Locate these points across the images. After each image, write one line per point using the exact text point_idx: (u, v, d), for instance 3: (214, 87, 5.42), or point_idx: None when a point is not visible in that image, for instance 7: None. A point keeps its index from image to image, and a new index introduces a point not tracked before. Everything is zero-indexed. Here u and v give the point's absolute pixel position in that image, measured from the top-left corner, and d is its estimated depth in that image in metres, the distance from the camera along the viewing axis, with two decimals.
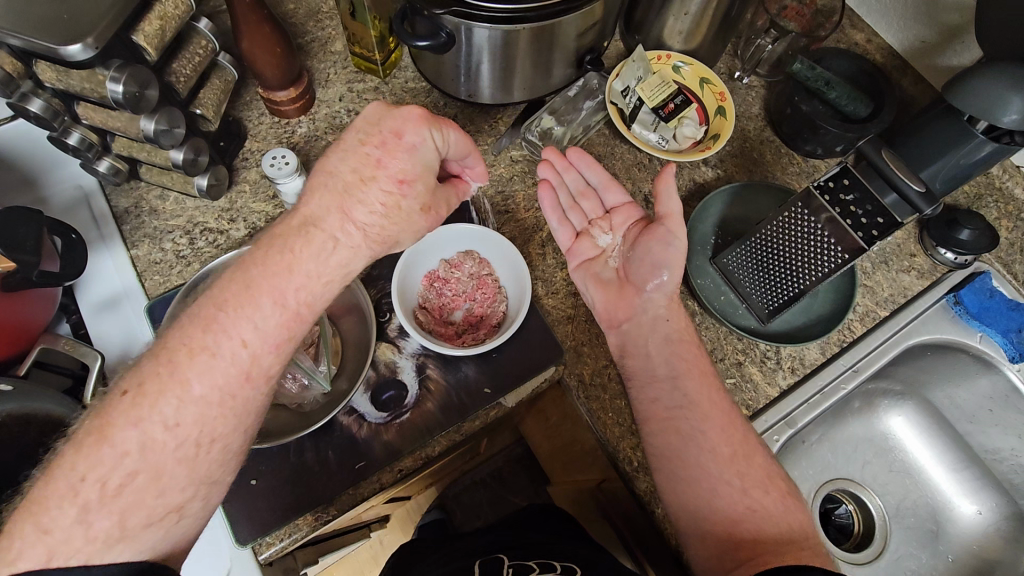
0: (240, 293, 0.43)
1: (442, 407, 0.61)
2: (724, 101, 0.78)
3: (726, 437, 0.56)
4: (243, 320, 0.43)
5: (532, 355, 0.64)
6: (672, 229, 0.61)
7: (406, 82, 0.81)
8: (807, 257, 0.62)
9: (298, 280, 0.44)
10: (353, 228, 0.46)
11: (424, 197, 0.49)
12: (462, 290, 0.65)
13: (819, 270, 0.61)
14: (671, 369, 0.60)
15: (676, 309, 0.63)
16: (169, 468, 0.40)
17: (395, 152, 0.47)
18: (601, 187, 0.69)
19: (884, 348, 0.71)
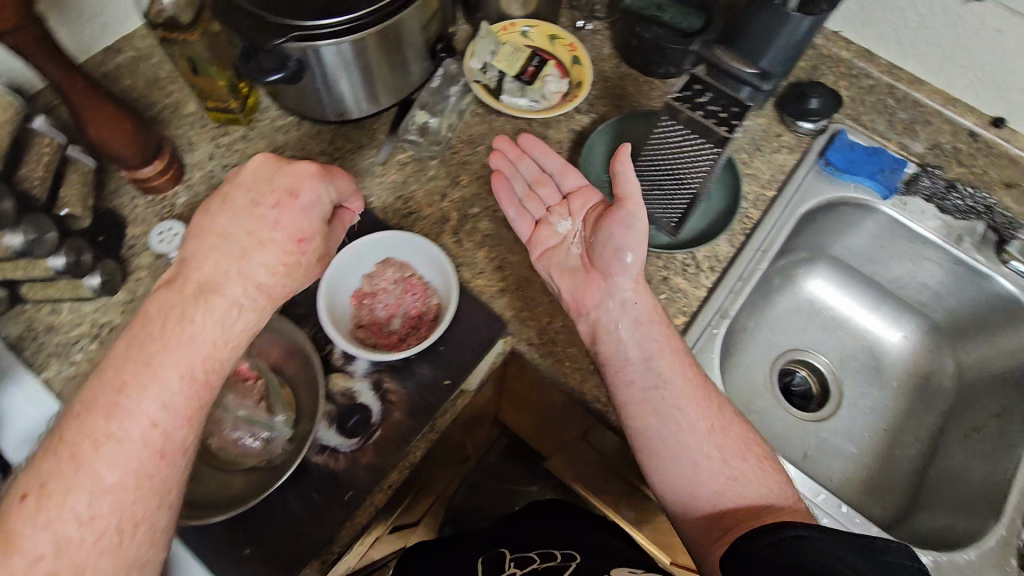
0: (139, 369, 0.41)
1: (410, 414, 0.61)
2: (575, 50, 0.83)
3: (703, 412, 0.59)
4: (147, 400, 0.40)
5: (478, 335, 0.66)
6: (632, 211, 0.62)
7: (273, 121, 0.80)
8: (686, 161, 0.67)
9: (203, 348, 0.43)
10: (254, 290, 0.46)
11: (319, 251, 0.50)
12: (390, 299, 0.65)
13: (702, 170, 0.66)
14: (644, 351, 0.62)
15: (648, 298, 0.65)
16: (90, 563, 0.38)
17: (291, 211, 0.47)
18: (557, 174, 0.71)
19: (782, 222, 0.78)
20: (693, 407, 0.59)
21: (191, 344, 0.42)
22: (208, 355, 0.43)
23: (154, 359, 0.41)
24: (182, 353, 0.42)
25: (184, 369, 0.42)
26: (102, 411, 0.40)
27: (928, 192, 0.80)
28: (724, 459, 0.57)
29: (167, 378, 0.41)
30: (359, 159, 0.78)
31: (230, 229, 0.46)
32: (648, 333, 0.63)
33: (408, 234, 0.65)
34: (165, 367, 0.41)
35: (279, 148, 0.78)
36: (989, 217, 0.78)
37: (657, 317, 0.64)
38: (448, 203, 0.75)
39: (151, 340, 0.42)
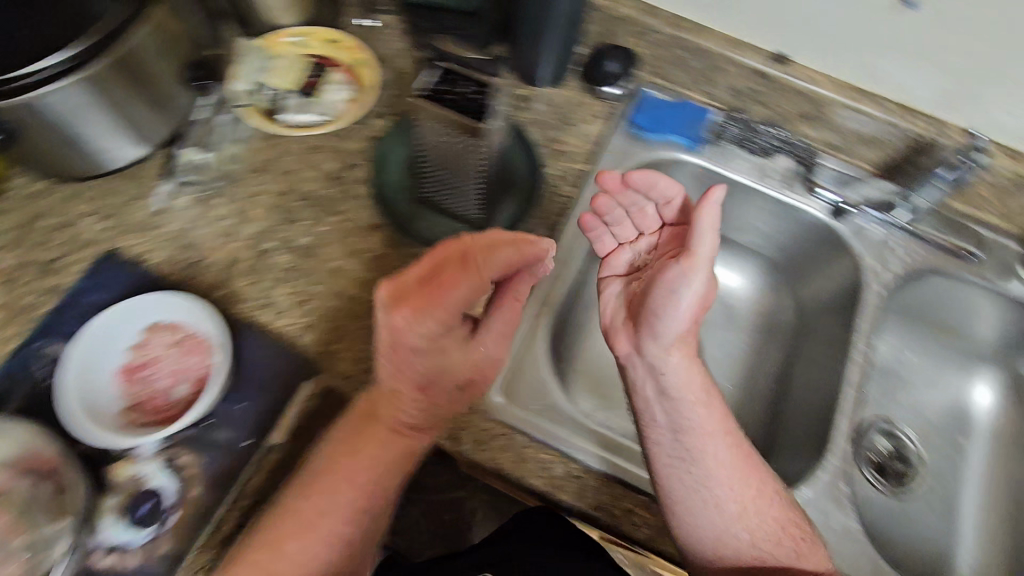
0: (294, 516, 0.54)
1: (211, 486, 0.57)
2: (357, 52, 0.77)
3: (739, 485, 0.59)
4: (291, 534, 0.54)
5: (277, 386, 0.62)
6: (688, 270, 0.59)
7: (28, 187, 0.71)
8: (458, 155, 0.63)
9: (332, 522, 0.55)
10: (404, 425, 0.57)
11: (441, 397, 0.56)
12: (166, 367, 0.59)
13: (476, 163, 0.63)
14: (673, 421, 0.61)
15: (687, 358, 0.62)
16: None
17: (446, 318, 0.50)
18: (659, 204, 0.68)
19: (598, 191, 0.76)
20: (727, 482, 0.59)
21: (338, 471, 0.56)
22: (349, 487, 0.56)
23: (317, 481, 0.56)
24: (330, 479, 0.56)
25: (341, 523, 0.56)
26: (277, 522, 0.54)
27: (733, 137, 0.80)
28: (754, 543, 0.58)
29: (330, 516, 0.55)
30: (132, 213, 0.70)
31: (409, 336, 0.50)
32: (701, 392, 0.62)
33: (172, 293, 0.60)
34: (350, 479, 0.56)
35: (39, 216, 0.69)
36: (792, 150, 0.80)
37: (697, 384, 0.62)
38: (239, 242, 0.70)
39: (334, 463, 0.56)
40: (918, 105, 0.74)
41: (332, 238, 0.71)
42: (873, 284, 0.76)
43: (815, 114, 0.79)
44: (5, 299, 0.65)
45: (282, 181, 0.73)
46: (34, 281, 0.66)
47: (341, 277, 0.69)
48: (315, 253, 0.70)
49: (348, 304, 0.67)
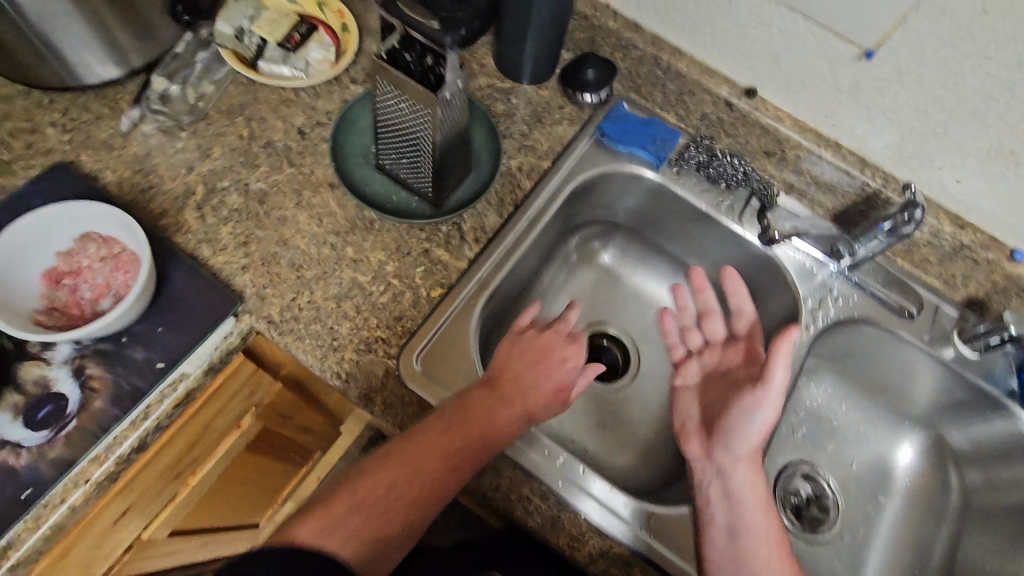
0: (420, 469, 0.56)
1: (113, 400, 0.56)
2: (345, 18, 0.79)
3: None
4: (412, 482, 0.56)
5: (197, 315, 0.61)
6: (761, 399, 0.59)
7: None
8: (415, 137, 0.65)
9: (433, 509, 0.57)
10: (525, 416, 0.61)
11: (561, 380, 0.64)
12: (97, 280, 0.59)
13: (427, 148, 0.65)
14: (732, 522, 0.58)
15: (753, 470, 0.60)
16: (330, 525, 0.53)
17: (549, 370, 0.64)
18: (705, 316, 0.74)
19: (555, 192, 0.78)
20: None
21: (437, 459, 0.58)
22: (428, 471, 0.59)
23: (402, 451, 0.57)
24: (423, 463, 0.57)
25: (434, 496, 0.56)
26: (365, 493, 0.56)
27: (696, 162, 0.82)
28: None
29: (411, 503, 0.56)
30: (96, 131, 0.72)
31: (523, 372, 0.63)
32: (759, 482, 0.60)
33: (109, 209, 0.58)
34: (421, 464, 0.56)
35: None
36: (750, 184, 0.81)
37: (760, 497, 0.59)
38: (194, 176, 0.71)
39: (418, 442, 0.57)
40: (874, 157, 0.76)
41: (286, 190, 0.72)
42: (807, 323, 0.78)
43: (778, 152, 0.81)
44: None
45: (249, 127, 0.75)
46: None
47: (287, 227, 0.69)
48: (266, 200, 0.71)
49: (288, 253, 0.68)
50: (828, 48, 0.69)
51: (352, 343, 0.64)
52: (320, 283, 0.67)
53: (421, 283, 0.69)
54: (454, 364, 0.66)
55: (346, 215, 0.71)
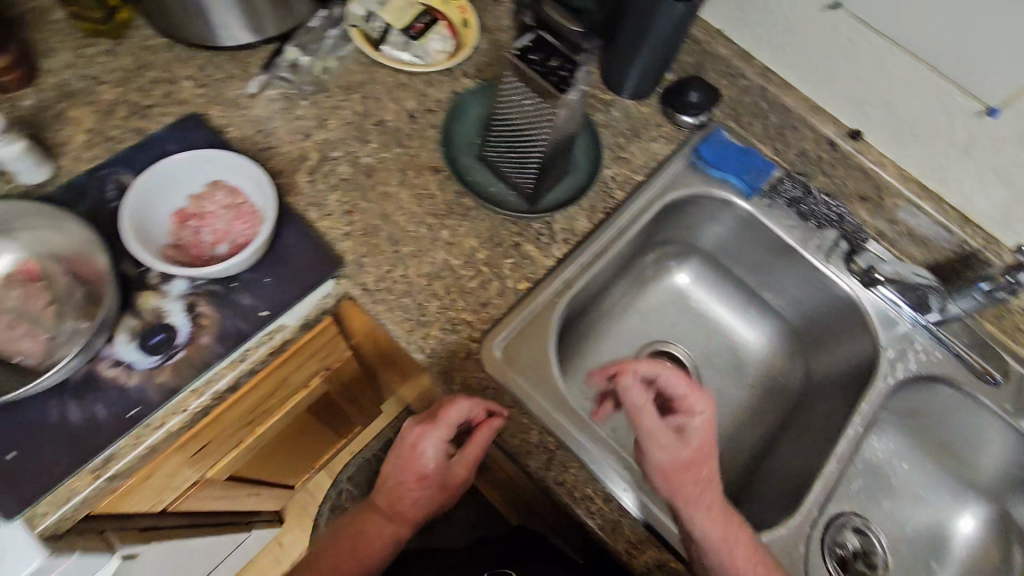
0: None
1: (218, 340, 0.60)
2: (466, 13, 0.83)
3: None
4: None
5: (301, 273, 0.64)
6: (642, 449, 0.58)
7: (145, 40, 0.77)
8: (529, 133, 0.67)
9: None
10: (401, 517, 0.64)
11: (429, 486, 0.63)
12: (218, 226, 0.62)
13: (538, 145, 0.66)
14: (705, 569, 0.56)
15: (701, 508, 0.56)
16: None
17: (418, 467, 0.62)
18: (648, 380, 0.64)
19: (647, 205, 0.79)
20: None
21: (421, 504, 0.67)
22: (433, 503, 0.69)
23: (316, 560, 0.66)
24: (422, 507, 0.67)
25: None
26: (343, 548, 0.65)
27: (789, 197, 0.82)
28: None
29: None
30: (226, 89, 0.76)
31: (392, 475, 0.64)
32: (712, 505, 0.57)
33: (241, 160, 0.62)
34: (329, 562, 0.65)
35: (143, 67, 0.75)
36: (842, 224, 0.81)
37: (722, 533, 0.56)
38: (310, 143, 0.74)
39: (328, 556, 0.65)
40: (977, 216, 0.75)
41: (392, 168, 0.75)
42: (886, 372, 0.76)
43: (874, 198, 0.80)
44: (96, 126, 0.71)
45: (364, 103, 0.78)
46: (122, 119, 0.71)
47: (389, 202, 0.72)
48: (373, 174, 0.74)
49: (388, 227, 0.71)
50: (948, 102, 0.68)
51: (438, 321, 0.67)
52: (414, 260, 0.69)
53: (509, 275, 0.71)
54: (534, 356, 0.67)
55: (444, 199, 0.74)
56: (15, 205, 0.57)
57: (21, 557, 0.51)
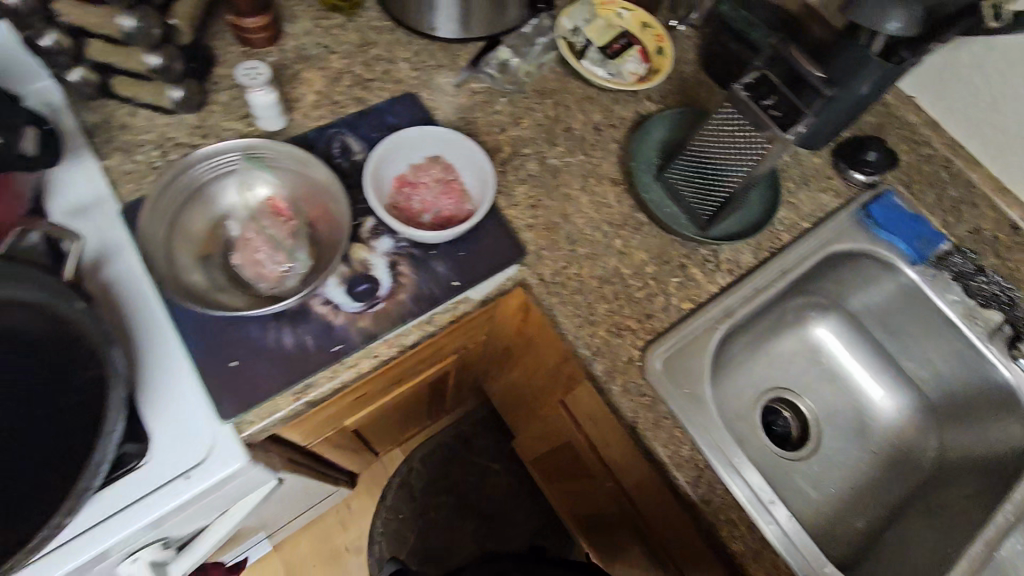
0: None
1: (414, 299, 0.65)
2: (662, 42, 0.86)
3: None
4: None
5: (491, 254, 0.69)
6: None
7: (372, 21, 0.84)
8: (731, 161, 0.70)
9: None
10: None
11: None
12: (428, 197, 0.68)
13: (738, 173, 0.70)
14: None
15: None
16: None
17: None
18: None
19: (811, 253, 0.80)
20: None
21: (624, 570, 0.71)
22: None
23: None
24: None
25: None
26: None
27: (956, 270, 0.81)
28: None
29: None
30: (436, 76, 0.82)
31: None
32: None
33: (462, 140, 0.68)
34: None
35: (368, 45, 0.83)
36: (1011, 310, 0.79)
37: None
38: (504, 137, 0.80)
39: None
40: None
41: (575, 173, 0.79)
42: None
43: None
44: (324, 89, 0.78)
45: (556, 109, 0.83)
46: (347, 87, 0.79)
47: (569, 204, 0.76)
48: (558, 176, 0.78)
49: (567, 227, 0.75)
50: None
51: (605, 323, 0.70)
52: (588, 262, 0.73)
53: (674, 294, 0.73)
54: (693, 376, 0.69)
55: (621, 210, 0.77)
56: (270, 143, 0.61)
57: (230, 457, 0.57)
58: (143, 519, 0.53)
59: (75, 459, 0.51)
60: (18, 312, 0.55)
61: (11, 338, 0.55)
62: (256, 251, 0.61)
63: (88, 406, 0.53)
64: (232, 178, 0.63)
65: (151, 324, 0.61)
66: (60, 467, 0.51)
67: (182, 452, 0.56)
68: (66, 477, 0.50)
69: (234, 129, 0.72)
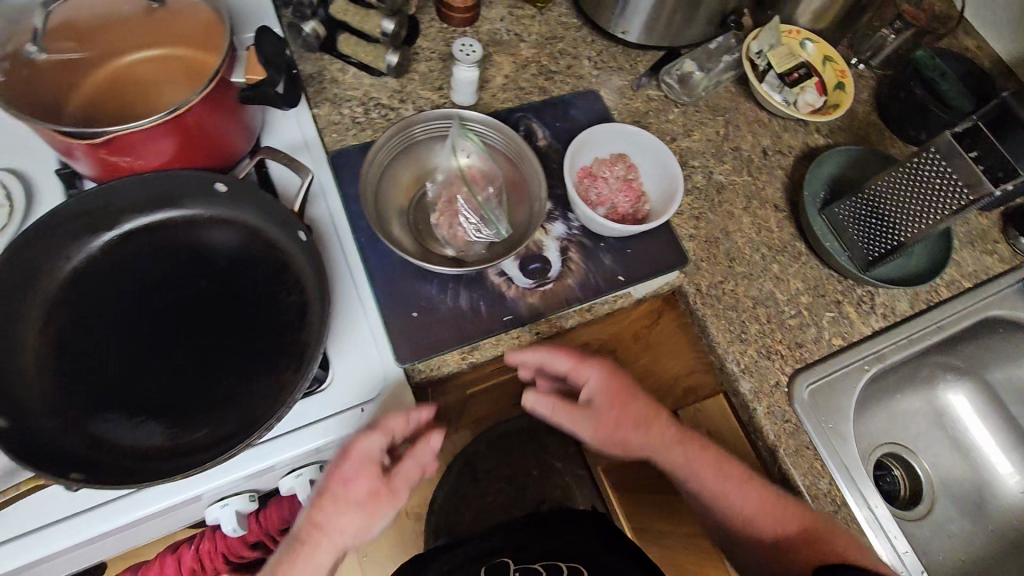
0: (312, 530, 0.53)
1: (580, 287, 0.67)
2: (844, 79, 0.85)
3: (756, 504, 0.62)
4: (336, 530, 0.53)
5: (658, 257, 0.71)
6: (569, 417, 0.62)
7: (561, 16, 0.87)
8: (913, 208, 0.68)
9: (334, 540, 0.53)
10: (328, 541, 0.53)
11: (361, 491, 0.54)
12: (606, 191, 0.71)
13: (919, 223, 0.67)
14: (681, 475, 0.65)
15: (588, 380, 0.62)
16: (320, 535, 0.53)
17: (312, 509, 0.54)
18: (567, 372, 0.62)
19: (968, 312, 0.77)
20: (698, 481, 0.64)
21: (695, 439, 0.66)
22: (642, 409, 0.64)
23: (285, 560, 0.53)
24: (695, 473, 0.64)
25: (344, 523, 0.53)
26: (300, 560, 0.53)
27: None
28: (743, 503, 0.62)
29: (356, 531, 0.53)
30: (616, 78, 0.84)
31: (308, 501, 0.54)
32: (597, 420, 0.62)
33: (654, 142, 0.71)
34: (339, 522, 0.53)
35: (556, 39, 0.86)
36: None
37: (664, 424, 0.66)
38: (674, 147, 0.81)
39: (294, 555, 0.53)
40: None
41: (739, 192, 0.79)
42: None
43: None
44: (512, 74, 0.81)
45: (726, 128, 0.84)
46: (532, 76, 0.82)
47: (731, 222, 0.77)
48: (722, 192, 0.79)
49: (727, 244, 0.75)
50: None
51: (755, 344, 0.70)
52: (744, 280, 0.73)
53: (826, 328, 0.73)
54: (835, 413, 0.69)
55: (780, 236, 0.77)
56: (481, 117, 0.66)
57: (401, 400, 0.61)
58: (315, 440, 0.58)
59: (279, 372, 0.57)
60: (243, 235, 0.62)
61: (230, 256, 0.61)
62: (455, 214, 0.64)
63: (294, 328, 0.59)
64: (443, 143, 0.67)
65: (343, 264, 0.65)
66: (267, 378, 0.57)
67: (359, 387, 0.61)
68: (271, 388, 0.56)
69: (430, 98, 0.77)
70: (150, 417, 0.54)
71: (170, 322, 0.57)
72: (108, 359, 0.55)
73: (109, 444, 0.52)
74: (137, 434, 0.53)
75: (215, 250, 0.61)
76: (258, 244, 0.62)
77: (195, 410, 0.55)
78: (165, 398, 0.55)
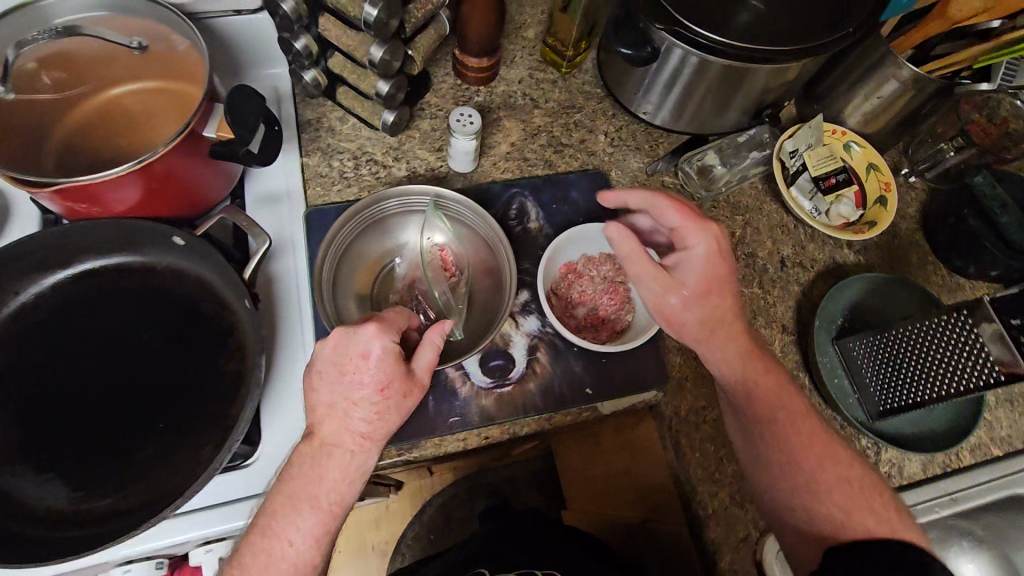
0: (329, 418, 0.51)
1: (541, 394, 0.62)
2: (888, 190, 0.76)
3: (815, 453, 0.56)
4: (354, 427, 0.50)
5: (637, 373, 0.64)
6: (654, 272, 0.58)
7: (584, 84, 0.82)
8: (935, 367, 0.58)
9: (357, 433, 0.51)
10: (353, 435, 0.50)
11: (401, 384, 0.51)
12: (590, 290, 0.66)
13: (938, 387, 0.58)
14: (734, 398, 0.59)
15: (693, 246, 0.58)
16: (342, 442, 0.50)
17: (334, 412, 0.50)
18: (678, 230, 0.58)
19: (990, 487, 0.67)
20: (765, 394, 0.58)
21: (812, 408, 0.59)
22: (726, 310, 0.59)
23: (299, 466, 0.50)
24: (753, 397, 0.58)
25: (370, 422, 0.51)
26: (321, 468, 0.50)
27: None
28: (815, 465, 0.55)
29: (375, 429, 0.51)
30: (632, 159, 0.79)
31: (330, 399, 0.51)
32: (676, 289, 0.58)
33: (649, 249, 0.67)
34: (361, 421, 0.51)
35: (574, 109, 0.80)
36: None
37: (743, 346, 0.59)
38: None
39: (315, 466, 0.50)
40: None
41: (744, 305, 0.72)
42: None
43: None
44: (519, 143, 0.77)
45: (743, 230, 0.77)
46: (541, 146, 0.77)
47: None
48: None
49: None
50: None
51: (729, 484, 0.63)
52: None
53: None
54: None
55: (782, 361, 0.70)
56: (461, 200, 0.62)
57: None
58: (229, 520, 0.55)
59: (196, 445, 0.54)
60: (194, 288, 0.59)
61: (177, 310, 0.59)
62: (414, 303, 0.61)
63: (222, 399, 0.56)
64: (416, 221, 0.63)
65: (293, 330, 0.62)
66: (184, 450, 0.54)
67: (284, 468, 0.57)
68: (184, 464, 0.53)
69: (425, 159, 0.73)
70: (58, 475, 0.52)
71: (101, 375, 0.56)
72: (32, 406, 0.54)
73: (13, 500, 0.51)
74: (42, 492, 0.51)
75: (165, 300, 0.59)
76: (209, 300, 0.59)
77: (104, 475, 0.53)
78: (77, 457, 0.53)
